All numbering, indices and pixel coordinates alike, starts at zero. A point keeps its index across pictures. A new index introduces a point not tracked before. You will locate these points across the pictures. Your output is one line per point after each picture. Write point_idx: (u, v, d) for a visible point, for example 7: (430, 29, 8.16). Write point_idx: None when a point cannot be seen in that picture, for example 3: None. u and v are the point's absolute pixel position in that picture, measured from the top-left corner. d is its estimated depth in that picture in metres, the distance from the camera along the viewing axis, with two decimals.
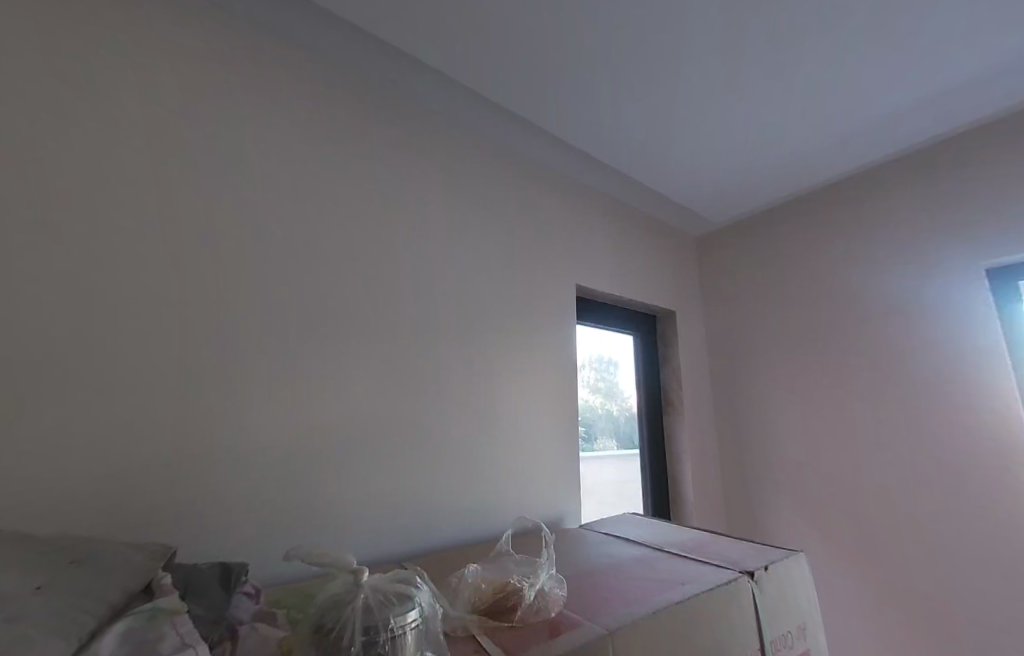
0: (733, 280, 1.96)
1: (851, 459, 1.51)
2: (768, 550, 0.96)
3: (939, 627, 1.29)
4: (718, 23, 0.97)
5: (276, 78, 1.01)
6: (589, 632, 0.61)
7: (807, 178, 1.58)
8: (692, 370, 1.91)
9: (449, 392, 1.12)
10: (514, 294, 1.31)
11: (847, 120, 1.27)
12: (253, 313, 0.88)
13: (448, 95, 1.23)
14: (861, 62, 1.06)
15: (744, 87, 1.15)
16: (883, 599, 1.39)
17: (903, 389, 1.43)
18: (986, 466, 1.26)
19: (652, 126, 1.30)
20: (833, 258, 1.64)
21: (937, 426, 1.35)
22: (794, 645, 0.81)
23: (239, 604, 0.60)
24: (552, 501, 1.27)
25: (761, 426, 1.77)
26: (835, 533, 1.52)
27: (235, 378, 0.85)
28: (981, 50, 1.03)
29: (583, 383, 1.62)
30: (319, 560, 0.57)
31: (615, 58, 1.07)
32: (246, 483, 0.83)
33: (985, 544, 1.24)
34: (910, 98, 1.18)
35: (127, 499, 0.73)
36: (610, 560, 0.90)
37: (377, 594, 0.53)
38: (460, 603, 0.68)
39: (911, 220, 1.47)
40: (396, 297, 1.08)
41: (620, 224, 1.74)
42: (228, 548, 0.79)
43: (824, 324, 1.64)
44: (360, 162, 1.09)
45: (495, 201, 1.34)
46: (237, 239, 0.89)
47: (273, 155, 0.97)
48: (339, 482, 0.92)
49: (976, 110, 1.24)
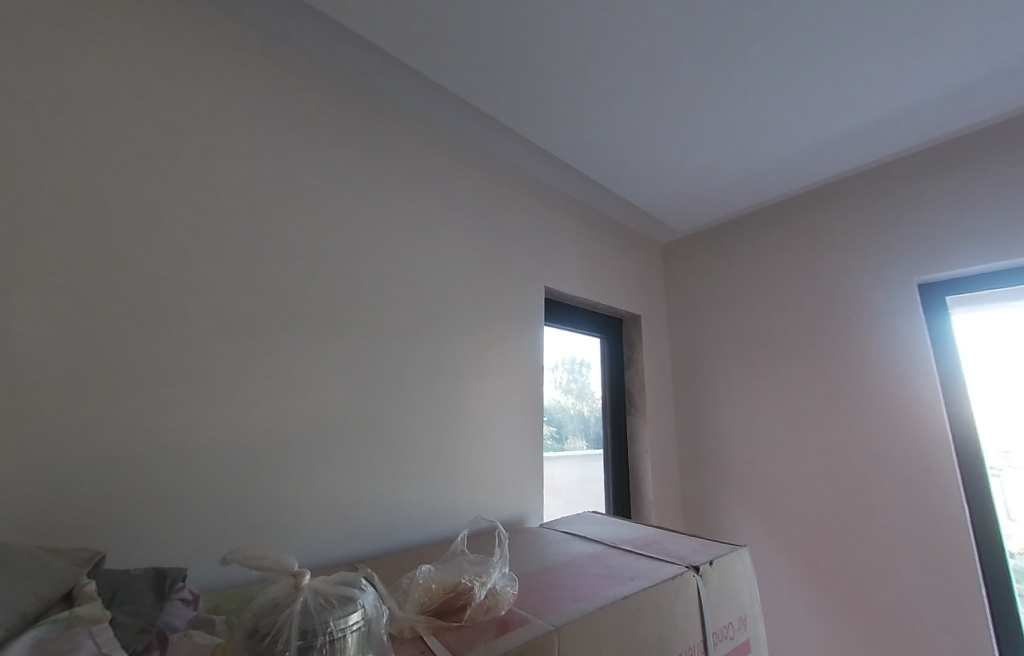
0: (695, 285, 2.03)
1: (798, 458, 1.60)
2: (714, 545, 1.00)
3: (870, 615, 1.38)
4: (674, 35, 1.01)
5: (239, 61, 0.98)
6: (537, 628, 0.63)
7: (764, 190, 1.67)
8: (655, 372, 1.96)
9: (412, 391, 1.11)
10: (480, 294, 1.32)
11: (796, 135, 1.34)
12: (208, 306, 0.86)
13: (419, 91, 1.23)
14: (807, 79, 1.12)
15: (701, 97, 1.19)
16: (821, 588, 1.48)
17: (844, 391, 1.52)
18: (913, 462, 1.36)
19: (617, 131, 1.34)
20: (786, 268, 1.73)
21: (874, 426, 1.45)
22: (733, 636, 0.85)
23: (173, 610, 0.58)
24: (516, 501, 1.28)
25: (717, 426, 1.85)
26: (782, 529, 1.60)
27: (185, 371, 0.82)
28: (911, 76, 1.11)
29: (553, 383, 1.65)
30: (257, 563, 0.56)
31: (580, 64, 1.10)
32: (199, 481, 0.81)
33: (911, 536, 1.34)
34: (853, 119, 1.27)
35: (64, 493, 0.70)
36: (565, 558, 0.92)
37: (317, 597, 0.52)
38: (409, 603, 0.68)
39: (855, 235, 1.57)
40: (360, 294, 1.07)
41: (589, 228, 1.78)
42: (173, 546, 0.77)
43: (777, 330, 1.72)
44: (326, 154, 1.07)
45: (465, 200, 1.35)
46: (192, 229, 0.86)
47: (234, 142, 0.94)
48: (296, 480, 0.91)
49: (911, 134, 1.34)
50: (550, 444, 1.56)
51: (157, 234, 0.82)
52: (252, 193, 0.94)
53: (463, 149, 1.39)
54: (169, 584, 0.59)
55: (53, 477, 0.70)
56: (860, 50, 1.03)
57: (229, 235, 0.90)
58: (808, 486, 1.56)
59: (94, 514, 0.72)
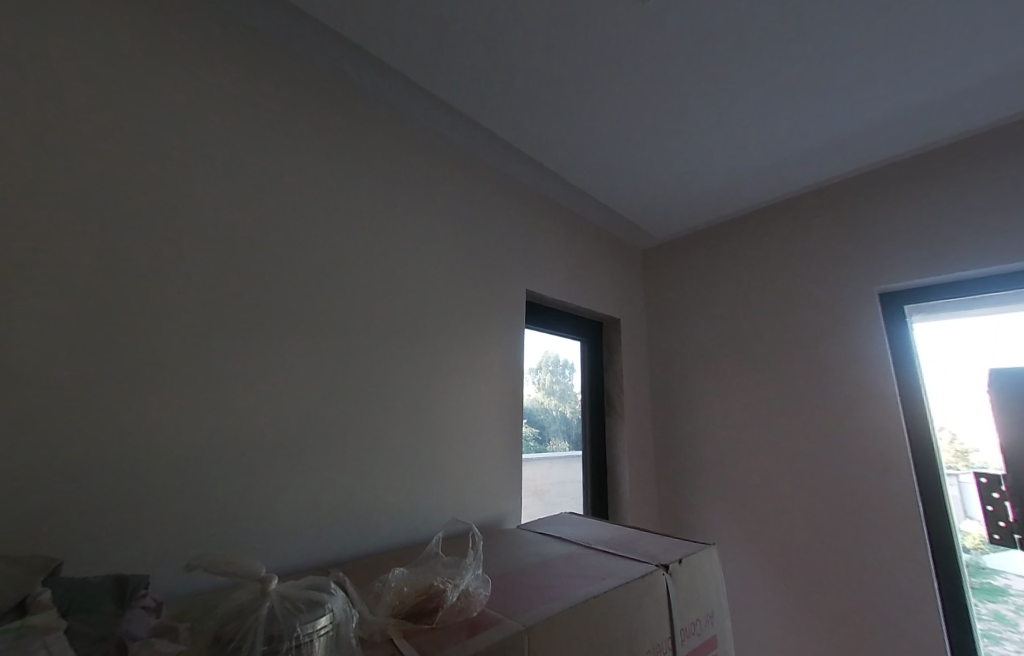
0: (673, 290, 2.08)
1: (768, 458, 1.65)
2: (684, 544, 1.02)
3: (834, 609, 1.43)
4: (647, 43, 1.04)
5: (217, 55, 0.97)
6: (508, 628, 0.63)
7: (737, 198, 1.72)
8: (633, 374, 2.00)
9: (391, 394, 1.11)
10: (460, 298, 1.32)
11: (766, 145, 1.39)
12: (180, 307, 0.85)
13: (401, 92, 1.23)
14: (774, 90, 1.17)
15: (675, 104, 1.23)
16: (789, 584, 1.53)
17: (811, 393, 1.58)
18: (874, 461, 1.42)
19: (594, 137, 1.36)
20: (759, 274, 1.79)
21: (839, 426, 1.51)
22: (700, 632, 0.88)
23: (134, 619, 0.56)
24: (494, 503, 1.28)
25: (691, 427, 1.89)
26: (751, 527, 1.65)
27: (155, 371, 0.81)
28: (870, 91, 1.17)
29: (537, 385, 1.67)
30: (223, 569, 0.56)
31: (558, 69, 1.12)
32: (169, 484, 0.79)
33: (871, 532, 1.40)
34: (818, 132, 1.33)
35: (27, 494, 0.68)
36: (539, 559, 0.93)
37: (284, 602, 0.52)
38: (380, 606, 0.67)
39: (823, 244, 1.64)
40: (338, 295, 1.06)
41: (570, 233, 1.81)
42: (140, 549, 0.76)
43: (749, 334, 1.78)
44: (305, 154, 1.07)
45: (445, 203, 1.35)
46: (162, 226, 0.84)
47: (210, 138, 0.92)
48: (271, 483, 0.90)
49: (873, 148, 1.41)
50: (532, 445, 1.58)
51: (126, 232, 0.81)
52: (228, 192, 0.93)
53: (445, 152, 1.39)
54: (129, 592, 0.57)
55: (16, 479, 0.68)
56: (823, 64, 1.08)
57: (201, 234, 0.89)
58: (777, 485, 1.61)
59: (59, 516, 0.70)
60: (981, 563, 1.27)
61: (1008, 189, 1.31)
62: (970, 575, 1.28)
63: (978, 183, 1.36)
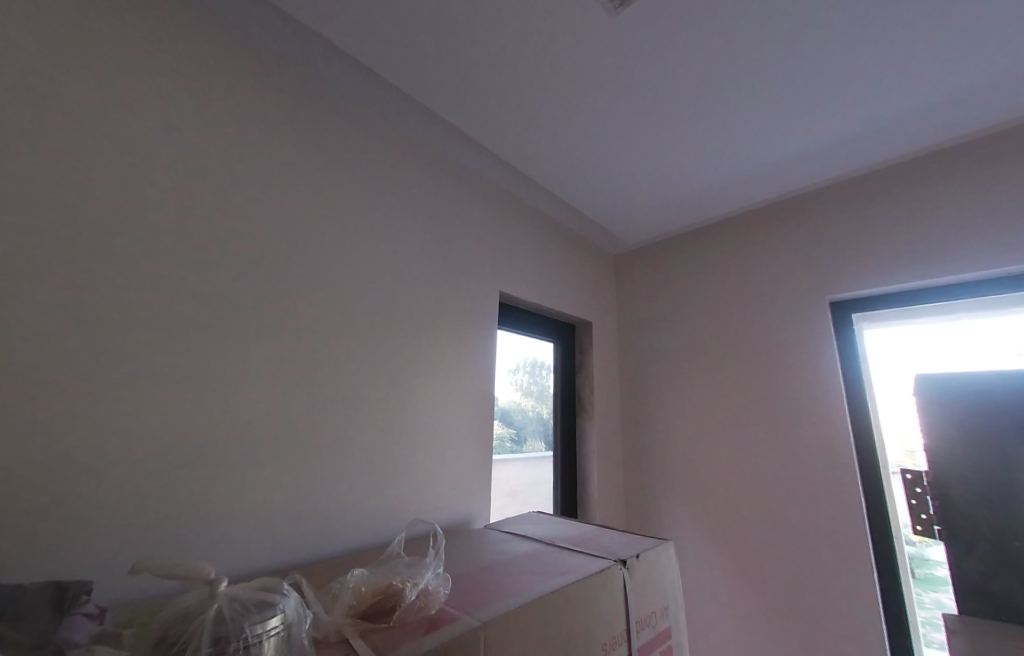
0: (643, 294, 2.14)
1: (728, 456, 1.72)
2: (642, 540, 1.06)
3: (785, 600, 1.50)
4: (613, 51, 1.08)
5: (180, 41, 0.94)
6: (464, 625, 0.64)
7: (703, 206, 1.79)
8: (603, 375, 2.04)
9: (358, 395, 1.11)
10: (430, 299, 1.33)
11: (727, 155, 1.45)
12: (138, 303, 0.82)
13: (374, 89, 1.23)
14: (732, 101, 1.22)
15: (641, 111, 1.26)
16: (745, 577, 1.59)
17: (770, 394, 1.65)
18: (823, 458, 1.50)
19: (565, 141, 1.39)
20: (722, 280, 1.87)
21: (795, 426, 1.58)
22: (655, 624, 0.92)
23: (75, 626, 0.54)
24: (463, 503, 1.30)
25: (657, 426, 1.94)
26: (711, 524, 1.71)
27: (109, 368, 0.78)
28: (820, 108, 1.23)
29: (516, 386, 1.72)
30: (170, 572, 0.55)
31: (527, 73, 1.14)
32: (123, 485, 0.77)
33: (820, 526, 1.47)
34: (775, 144, 1.39)
35: None
36: (503, 557, 0.94)
37: (234, 604, 0.53)
38: (337, 607, 0.67)
39: (781, 254, 1.72)
40: (304, 294, 1.05)
41: (544, 236, 1.84)
42: (89, 550, 0.73)
43: (713, 338, 1.85)
44: (273, 149, 1.05)
45: (417, 202, 1.35)
46: (117, 219, 0.82)
47: (169, 129, 0.90)
48: (233, 484, 0.89)
49: (827, 163, 1.49)
50: (508, 446, 1.61)
51: (80, 225, 0.78)
52: (191, 185, 0.91)
53: (418, 151, 1.40)
54: (70, 598, 0.55)
55: None
56: (777, 79, 1.14)
57: (158, 227, 0.86)
58: (736, 482, 1.68)
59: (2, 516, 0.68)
60: (924, 555, 1.33)
61: (941, 207, 1.41)
62: (913, 566, 1.35)
63: (917, 199, 1.46)
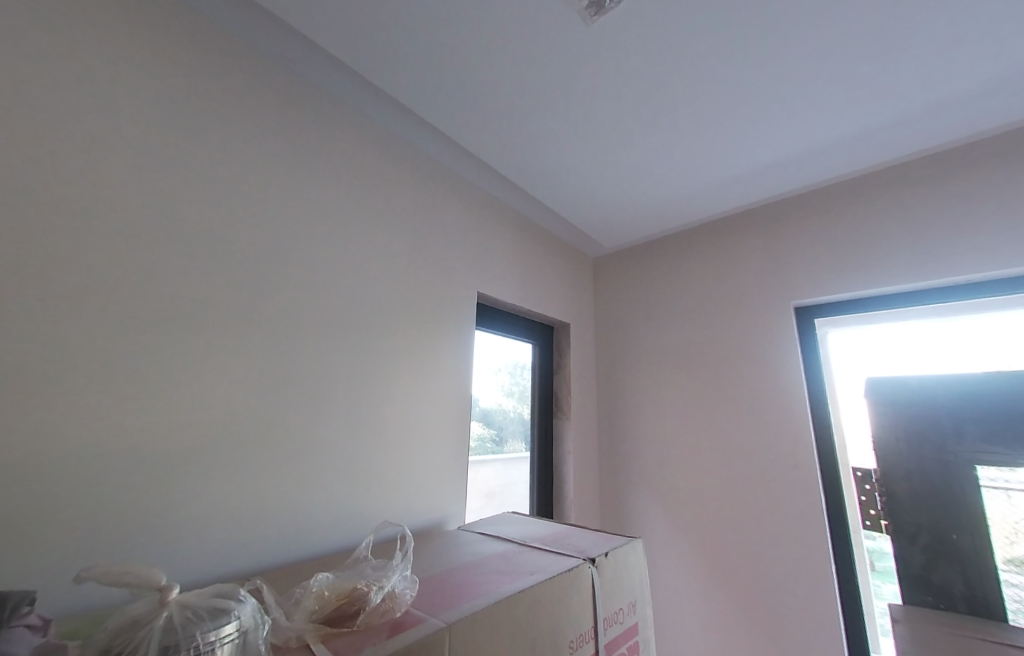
0: (620, 296, 2.17)
1: (697, 455, 1.76)
2: (613, 538, 1.08)
3: (750, 595, 1.54)
4: (584, 57, 1.09)
5: (146, 32, 0.92)
6: (429, 627, 0.64)
7: (677, 213, 1.83)
8: (581, 376, 2.06)
9: (330, 396, 1.09)
10: (406, 299, 1.32)
11: (698, 161, 1.48)
12: (99, 303, 0.80)
13: (350, 85, 1.22)
14: (702, 109, 1.25)
15: (614, 116, 1.29)
16: (714, 574, 1.63)
17: (740, 394, 1.70)
18: (788, 456, 1.55)
19: (541, 144, 1.40)
20: (695, 283, 1.91)
21: (763, 425, 1.62)
22: (623, 620, 0.93)
23: (16, 637, 0.51)
24: (437, 505, 1.29)
25: (631, 426, 1.97)
26: (681, 522, 1.75)
27: (63, 366, 0.76)
28: (783, 118, 1.28)
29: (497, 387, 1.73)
30: (119, 580, 0.54)
31: (502, 76, 1.15)
32: (78, 488, 0.75)
33: (784, 521, 1.52)
34: (743, 153, 1.44)
35: None
36: (474, 557, 0.94)
37: (185, 611, 0.52)
38: (298, 613, 0.66)
39: (750, 259, 1.78)
40: (275, 293, 1.03)
41: (522, 238, 1.85)
42: (39, 556, 0.71)
43: (687, 340, 1.88)
44: (243, 144, 1.03)
45: (394, 202, 1.35)
46: (75, 213, 0.80)
47: (132, 121, 0.88)
48: (200, 486, 0.87)
49: (793, 173, 1.55)
50: (489, 447, 1.62)
51: (40, 222, 0.76)
52: (160, 181, 0.89)
53: (396, 150, 1.39)
54: (10, 609, 0.53)
55: None
56: (743, 89, 1.17)
57: (118, 222, 0.84)
58: (707, 481, 1.71)
59: None
60: (881, 549, 1.37)
61: (897, 217, 1.49)
62: (873, 560, 1.40)
63: (876, 209, 1.53)
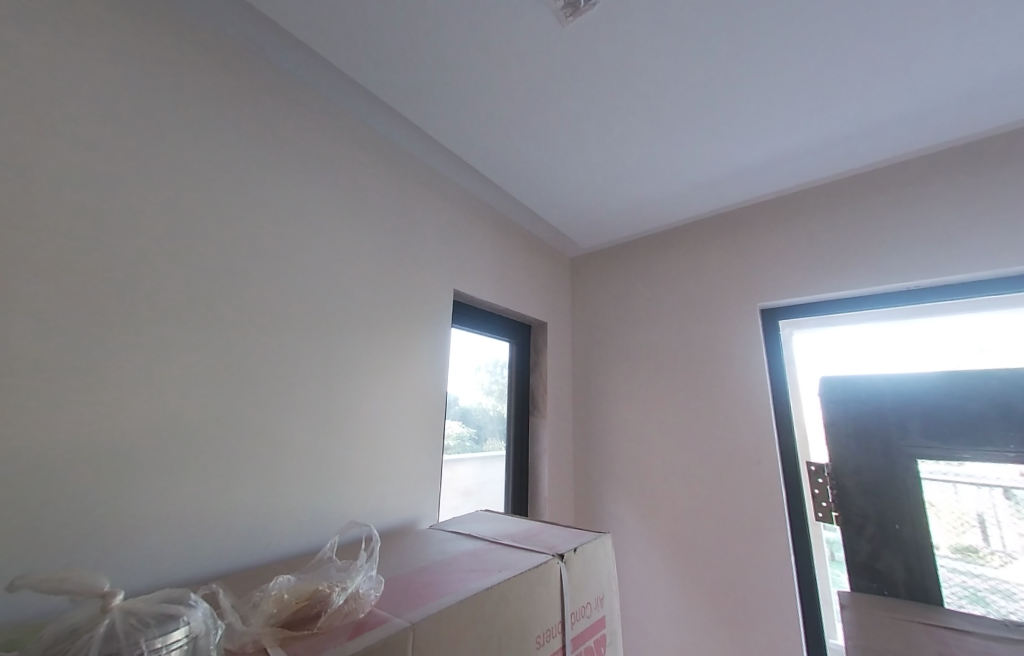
0: (595, 295, 2.19)
1: (668, 452, 1.79)
2: (583, 533, 1.09)
3: (717, 587, 1.58)
4: (557, 56, 1.10)
5: (105, 16, 0.89)
6: (392, 626, 0.64)
7: (650, 215, 1.87)
8: (557, 375, 2.08)
9: (297, 395, 1.07)
10: (379, 297, 1.30)
11: (669, 162, 1.51)
12: (47, 299, 0.77)
13: (323, 76, 1.19)
14: (670, 110, 1.27)
15: (586, 115, 1.29)
16: (682, 568, 1.67)
17: (709, 392, 1.74)
18: (753, 451, 1.60)
19: (516, 142, 1.40)
20: (668, 283, 1.95)
21: (730, 421, 1.67)
22: (591, 613, 0.95)
23: None
24: (410, 504, 1.28)
25: (605, 424, 2.00)
26: (652, 518, 1.78)
27: (11, 364, 0.73)
28: (749, 121, 1.31)
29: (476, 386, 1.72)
30: (56, 587, 0.51)
31: (475, 73, 1.14)
32: (25, 489, 0.72)
33: (749, 514, 1.56)
34: (713, 155, 1.47)
35: None
36: (443, 556, 0.94)
37: (130, 619, 0.50)
38: (254, 617, 0.64)
39: (721, 261, 1.83)
40: (241, 289, 1.00)
41: (499, 237, 1.85)
42: None
43: (660, 339, 1.92)
44: (209, 134, 1.00)
45: (368, 198, 1.33)
46: (25, 205, 0.77)
47: (88, 109, 0.85)
48: (160, 486, 0.84)
49: (761, 178, 1.60)
50: (467, 445, 1.62)
51: None
52: (122, 172, 0.87)
53: (371, 145, 1.37)
54: None
55: None
56: (712, 90, 1.19)
57: (70, 214, 0.81)
58: (677, 477, 1.75)
59: None
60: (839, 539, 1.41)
61: (856, 223, 1.56)
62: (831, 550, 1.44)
63: (836, 216, 1.60)
